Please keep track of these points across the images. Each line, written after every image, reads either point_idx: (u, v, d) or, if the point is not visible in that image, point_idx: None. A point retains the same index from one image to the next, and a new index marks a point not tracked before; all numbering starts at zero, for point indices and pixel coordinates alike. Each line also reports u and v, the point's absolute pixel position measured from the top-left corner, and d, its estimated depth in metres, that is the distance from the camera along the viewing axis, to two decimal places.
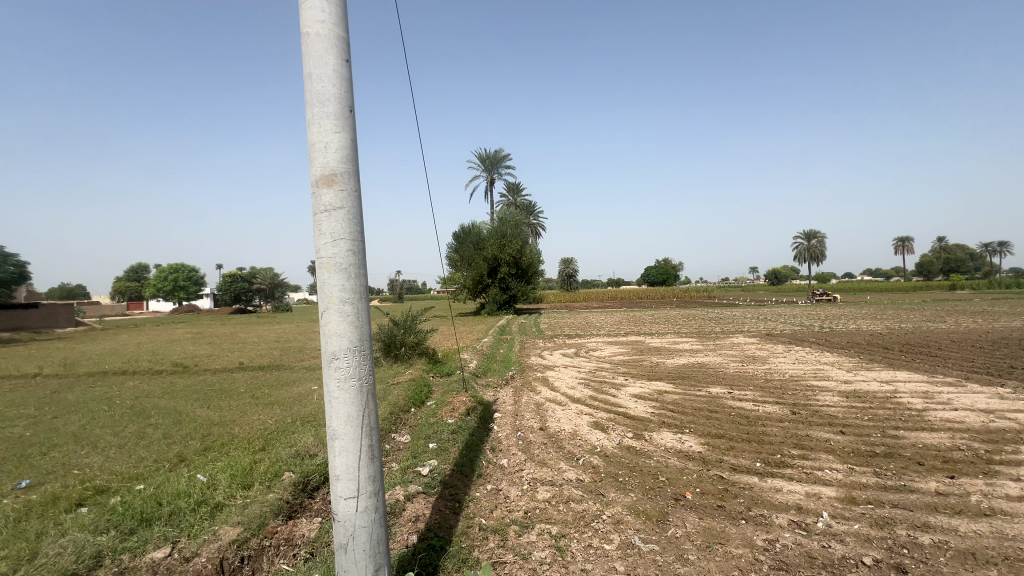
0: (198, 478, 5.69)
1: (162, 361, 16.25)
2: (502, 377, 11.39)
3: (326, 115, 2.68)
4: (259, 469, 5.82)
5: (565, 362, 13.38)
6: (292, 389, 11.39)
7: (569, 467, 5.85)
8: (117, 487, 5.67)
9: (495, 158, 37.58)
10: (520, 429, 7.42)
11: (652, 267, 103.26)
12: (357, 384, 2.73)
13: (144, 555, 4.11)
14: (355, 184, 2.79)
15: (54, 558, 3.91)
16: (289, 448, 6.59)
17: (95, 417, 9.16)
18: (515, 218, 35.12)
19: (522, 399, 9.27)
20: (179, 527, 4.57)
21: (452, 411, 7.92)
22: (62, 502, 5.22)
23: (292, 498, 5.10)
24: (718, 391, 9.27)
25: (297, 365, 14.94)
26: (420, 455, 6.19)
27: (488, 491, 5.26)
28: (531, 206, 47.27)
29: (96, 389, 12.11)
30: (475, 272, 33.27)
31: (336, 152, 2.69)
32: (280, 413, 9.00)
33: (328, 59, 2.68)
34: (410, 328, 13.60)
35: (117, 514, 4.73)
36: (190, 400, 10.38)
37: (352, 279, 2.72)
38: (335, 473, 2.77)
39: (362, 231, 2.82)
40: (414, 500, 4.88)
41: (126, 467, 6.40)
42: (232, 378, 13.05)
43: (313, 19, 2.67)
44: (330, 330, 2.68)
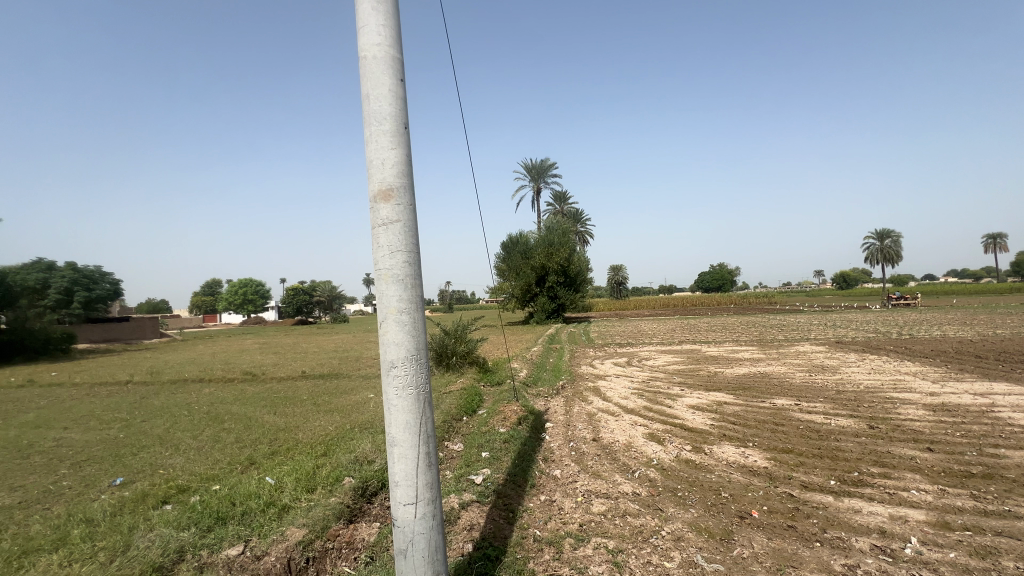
0: (267, 480, 6.03)
1: (234, 370, 17.42)
2: (553, 387, 11.28)
3: (383, 133, 2.79)
4: (322, 474, 6.08)
5: (617, 371, 13.10)
6: (350, 397, 11.85)
7: (624, 480, 5.69)
8: (197, 487, 6.12)
9: (542, 167, 37.74)
10: (573, 440, 7.31)
11: (707, 273, 99.51)
12: (414, 393, 2.79)
13: (221, 552, 4.39)
14: (411, 198, 2.88)
15: (143, 551, 4.29)
16: (349, 454, 6.86)
17: (177, 421, 9.94)
18: (562, 226, 35.00)
19: (574, 409, 9.12)
20: (252, 526, 4.84)
21: (503, 420, 7.95)
22: (150, 499, 5.70)
23: (352, 502, 5.28)
24: (783, 403, 8.72)
25: (354, 374, 15.54)
26: (473, 463, 6.24)
27: (542, 502, 5.20)
28: (579, 214, 46.88)
29: (178, 395, 13.17)
30: (523, 281, 33.35)
31: (393, 168, 2.80)
32: (340, 420, 9.37)
33: (384, 80, 2.81)
34: (460, 337, 13.83)
35: (198, 512, 5.09)
36: (259, 407, 11.01)
37: (409, 289, 2.80)
38: (394, 480, 2.84)
39: (418, 242, 2.90)
40: (469, 508, 4.92)
41: (204, 469, 6.89)
42: (296, 386, 13.80)
43: (370, 42, 2.81)
44: (389, 339, 2.77)
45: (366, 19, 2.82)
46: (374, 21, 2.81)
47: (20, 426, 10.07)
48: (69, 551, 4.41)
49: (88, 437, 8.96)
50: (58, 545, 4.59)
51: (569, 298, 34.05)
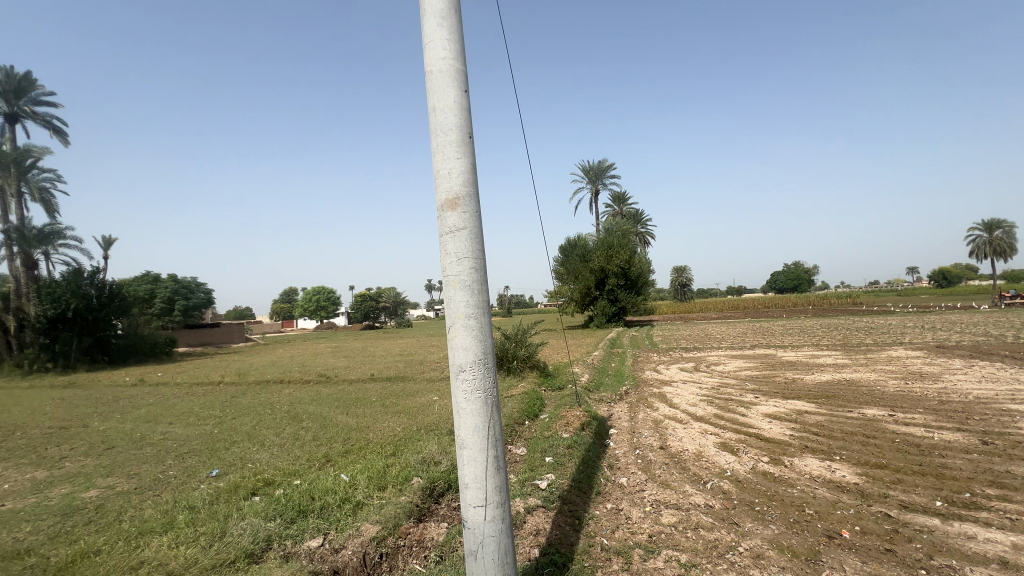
0: (342, 477, 6.38)
1: (310, 372, 18.61)
2: (616, 392, 11.02)
3: (449, 143, 2.88)
4: (392, 473, 6.34)
5: (683, 377, 12.58)
6: (415, 399, 12.25)
7: (695, 491, 5.43)
8: (281, 480, 6.60)
9: (600, 168, 37.18)
10: (639, 447, 7.10)
11: (781, 273, 93.27)
12: (482, 397, 2.83)
13: (303, 543, 4.69)
14: (476, 205, 2.94)
15: (237, 538, 4.69)
16: (417, 454, 7.09)
17: (261, 419, 10.78)
18: (622, 227, 34.26)
19: (639, 416, 8.85)
20: (330, 520, 5.13)
21: (566, 426, 7.87)
22: (241, 490, 6.21)
23: (421, 502, 5.44)
24: (874, 413, 7.96)
25: (419, 377, 16.07)
26: (537, 468, 6.24)
27: (608, 510, 5.08)
28: (639, 214, 45.65)
29: (262, 395, 14.27)
30: (582, 284, 32.92)
31: (459, 177, 2.87)
32: (407, 422, 9.72)
33: (449, 91, 2.89)
34: (521, 341, 13.91)
35: (282, 504, 5.48)
36: (333, 407, 11.68)
37: (475, 295, 2.85)
38: (464, 482, 2.89)
39: (483, 248, 2.95)
40: (534, 513, 4.92)
41: (286, 464, 7.42)
42: (365, 388, 14.48)
43: (436, 57, 2.92)
44: (457, 344, 2.84)
45: (432, 35, 2.93)
46: (439, 36, 2.91)
47: (135, 420, 11.36)
48: (176, 534, 4.91)
49: (189, 432, 9.95)
50: (166, 529, 5.12)
51: (631, 301, 33.20)
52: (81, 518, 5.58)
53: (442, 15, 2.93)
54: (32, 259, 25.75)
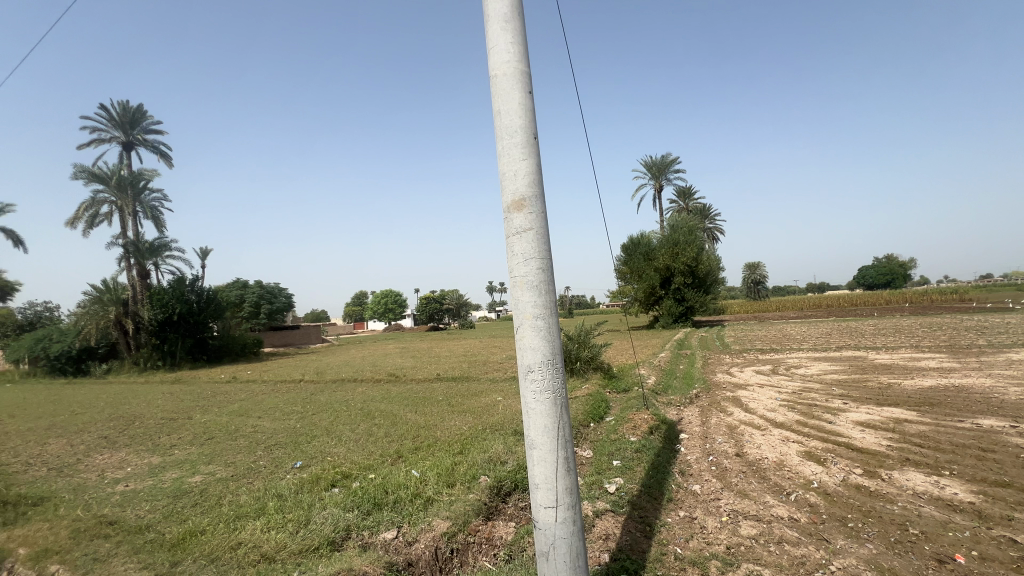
0: (413, 473, 6.62)
1: (381, 371, 19.55)
2: (685, 395, 10.57)
3: (515, 146, 2.90)
4: (460, 470, 6.49)
5: (760, 380, 11.80)
6: (480, 399, 12.46)
7: (777, 502, 5.07)
8: (357, 474, 6.97)
9: (664, 163, 35.89)
10: (712, 454, 6.75)
11: (870, 267, 85.03)
12: (551, 398, 2.82)
13: (378, 534, 4.91)
14: (543, 206, 2.94)
15: (320, 526, 5.02)
16: (483, 453, 7.21)
17: (337, 416, 11.45)
18: (688, 223, 32.83)
19: (711, 421, 8.41)
20: (403, 514, 5.33)
21: (633, 429, 7.67)
22: (322, 482, 6.64)
23: (489, 500, 5.52)
24: (992, 424, 7.01)
25: (483, 377, 16.35)
26: (604, 471, 6.12)
27: (681, 518, 4.87)
28: (706, 209, 43.58)
29: (338, 393, 15.19)
30: (646, 283, 31.95)
31: (525, 178, 2.88)
32: (472, 421, 9.91)
33: (514, 94, 2.91)
34: (584, 342, 13.73)
35: (359, 497, 5.79)
36: (403, 406, 12.18)
37: (543, 296, 2.85)
38: (534, 482, 2.90)
39: (550, 248, 2.94)
40: (603, 517, 4.83)
41: (361, 458, 7.83)
42: (432, 387, 14.96)
43: (501, 60, 2.94)
44: (526, 345, 2.85)
45: (496, 39, 2.97)
46: (503, 40, 2.94)
47: (229, 414, 12.51)
48: (267, 519, 5.33)
49: (275, 426, 10.80)
50: (258, 514, 5.57)
51: (699, 300, 31.75)
52: (188, 500, 6.23)
53: (505, 19, 2.96)
54: (144, 269, 29.14)
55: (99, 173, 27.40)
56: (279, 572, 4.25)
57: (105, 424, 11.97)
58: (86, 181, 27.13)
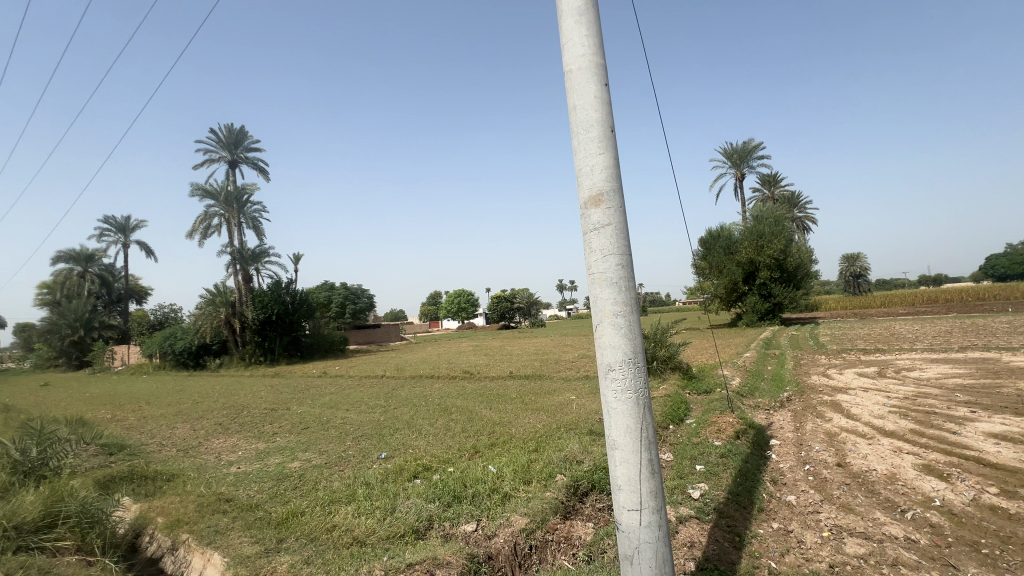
0: (490, 468, 6.75)
1: (456, 368, 20.22)
2: (775, 398, 9.82)
3: (591, 140, 2.85)
4: (536, 468, 6.53)
5: (864, 384, 10.65)
6: (553, 397, 12.45)
7: (890, 520, 4.54)
8: (437, 466, 7.25)
9: (745, 150, 33.56)
10: (809, 462, 6.20)
11: (1002, 256, 73.46)
12: (633, 399, 2.74)
13: (459, 526, 5.06)
14: (621, 201, 2.86)
15: (405, 515, 5.29)
16: (559, 452, 7.19)
17: (417, 410, 12.01)
18: (774, 213, 30.47)
19: (807, 426, 7.74)
20: (482, 508, 5.45)
21: (718, 432, 7.26)
22: (405, 473, 6.99)
23: (566, 499, 5.50)
24: None
25: (556, 375, 16.31)
26: (686, 476, 5.84)
27: (774, 531, 4.52)
28: (794, 196, 40.19)
29: (416, 388, 15.93)
30: (727, 278, 30.08)
31: (602, 172, 2.83)
32: (546, 420, 9.91)
33: (591, 87, 2.86)
34: (660, 341, 13.23)
35: (440, 489, 6.01)
36: (478, 402, 12.50)
37: (623, 292, 2.78)
38: (617, 483, 2.83)
39: (630, 243, 2.86)
40: (687, 523, 4.63)
41: (441, 452, 8.14)
42: (505, 385, 15.19)
43: (575, 55, 2.91)
44: (606, 343, 2.79)
45: (570, 34, 2.94)
46: (578, 34, 2.91)
47: (321, 406, 13.58)
48: (357, 506, 5.71)
49: (362, 418, 11.54)
50: (349, 500, 5.99)
51: (788, 296, 29.42)
52: (289, 483, 6.84)
53: (579, 13, 2.92)
54: (248, 274, 32.42)
55: (210, 189, 30.91)
56: (370, 554, 4.53)
57: (220, 411, 13.49)
58: (200, 198, 30.69)
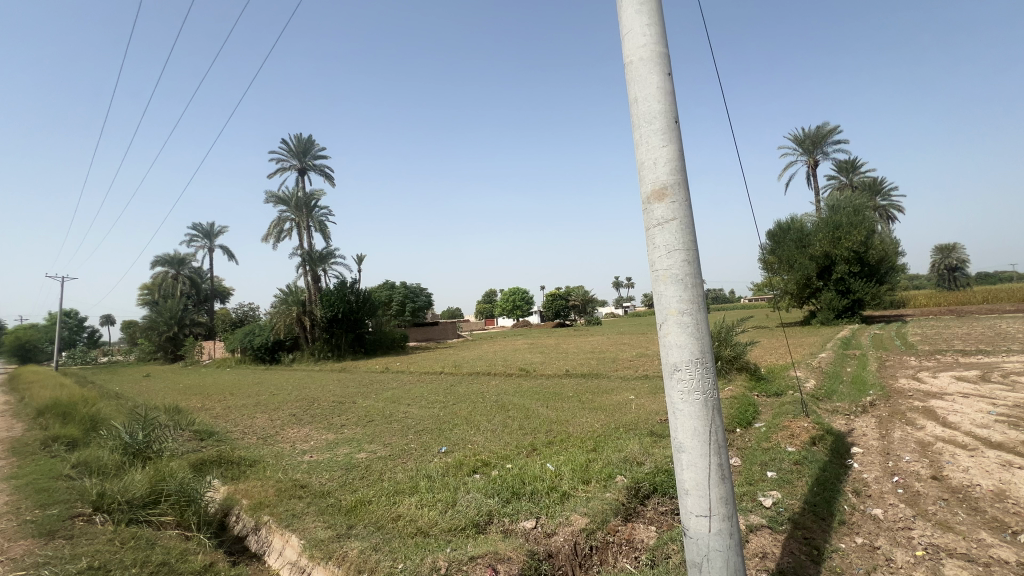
0: (548, 466, 6.74)
1: (512, 366, 20.39)
2: (856, 402, 9.07)
3: (654, 132, 2.76)
4: (595, 468, 6.45)
5: (964, 389, 9.59)
6: (611, 397, 12.23)
7: (998, 542, 4.05)
8: (496, 462, 7.36)
9: (820, 134, 31.19)
10: (898, 474, 5.66)
11: None
12: (701, 399, 2.63)
13: (518, 522, 5.10)
14: (686, 194, 2.75)
15: (466, 508, 5.41)
16: (618, 452, 7.06)
17: (475, 406, 12.24)
18: (853, 201, 28.10)
19: (894, 434, 7.07)
20: (540, 506, 5.46)
21: (791, 438, 6.82)
22: (465, 467, 7.14)
23: (627, 500, 5.38)
24: None
25: (613, 374, 16.00)
26: (756, 482, 5.54)
27: (858, 546, 4.18)
28: (877, 183, 36.86)
29: (474, 385, 16.25)
30: (799, 273, 28.11)
31: (665, 165, 2.73)
32: (605, 419, 9.76)
33: (653, 77, 2.77)
34: (725, 341, 12.63)
35: (499, 485, 6.08)
36: (535, 400, 12.53)
37: (689, 289, 2.67)
38: (684, 488, 2.74)
39: (696, 239, 2.75)
40: (758, 533, 4.39)
41: (499, 448, 8.25)
42: (561, 383, 15.10)
43: (636, 45, 2.84)
44: (671, 341, 2.70)
45: (631, 24, 2.87)
46: (638, 24, 2.83)
47: (384, 400, 14.19)
48: (420, 497, 5.92)
49: (423, 413, 11.94)
50: (412, 491, 6.22)
51: (870, 291, 27.00)
52: (357, 473, 7.21)
53: (639, 2, 2.84)
54: (316, 274, 34.46)
55: (283, 196, 33.17)
56: (434, 545, 4.67)
57: (294, 403, 14.45)
58: (275, 204, 33.00)
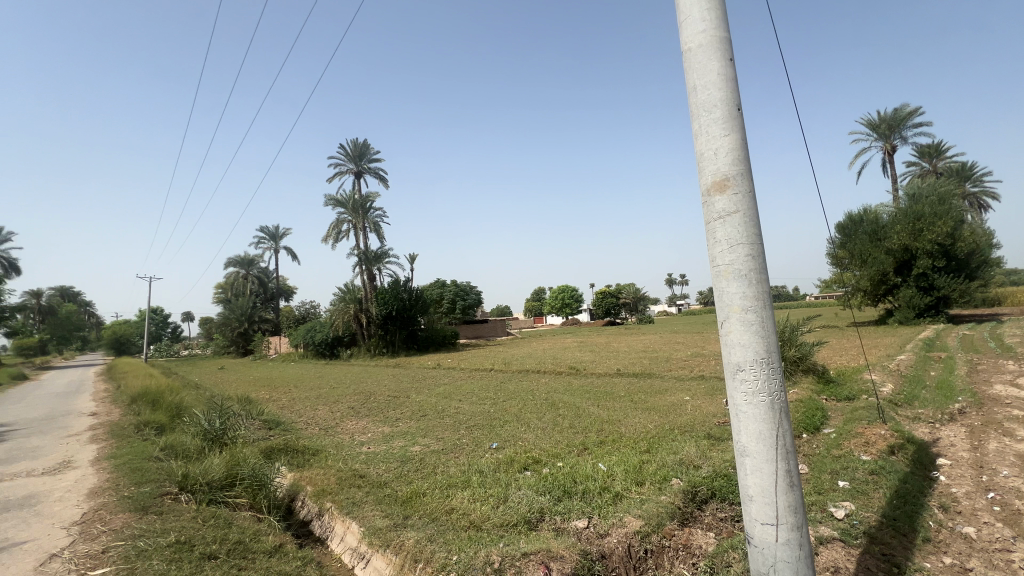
0: (600, 466, 6.65)
1: (562, 364, 20.27)
2: (941, 409, 8.29)
3: (714, 121, 2.64)
4: (649, 470, 6.29)
5: None
6: (665, 397, 11.89)
7: None
8: (546, 460, 7.34)
9: (898, 117, 28.66)
10: (994, 490, 5.11)
11: None
12: (767, 401, 2.49)
13: (570, 522, 5.06)
14: (750, 184, 2.61)
15: (517, 505, 5.45)
16: (673, 455, 6.84)
17: (525, 404, 12.28)
18: (938, 189, 25.65)
19: (988, 446, 6.38)
20: (593, 506, 5.39)
21: (866, 446, 6.34)
22: (515, 464, 7.19)
23: (683, 504, 5.19)
24: None
25: (667, 375, 15.52)
26: (826, 492, 5.19)
27: (946, 567, 3.81)
28: (966, 167, 33.40)
29: (524, 382, 16.32)
30: (874, 269, 26.01)
31: (727, 155, 2.60)
32: (659, 420, 9.51)
33: (713, 64, 2.65)
34: (790, 340, 11.92)
35: (550, 483, 6.07)
36: (586, 398, 12.41)
37: (754, 285, 2.54)
38: (748, 494, 2.61)
39: (760, 232, 2.60)
40: (829, 545, 4.11)
41: (550, 446, 8.22)
42: (613, 382, 14.84)
43: (694, 32, 2.73)
44: (734, 340, 2.58)
45: (689, 10, 2.76)
46: (697, 10, 2.72)
47: (437, 396, 14.55)
48: (472, 492, 6.02)
49: (474, 409, 12.13)
50: (464, 485, 6.34)
51: (958, 288, 24.57)
52: (412, 465, 7.43)
53: None
54: (372, 273, 35.83)
55: (341, 199, 34.75)
56: (487, 539, 4.74)
57: (351, 397, 15.13)
58: (333, 207, 34.64)
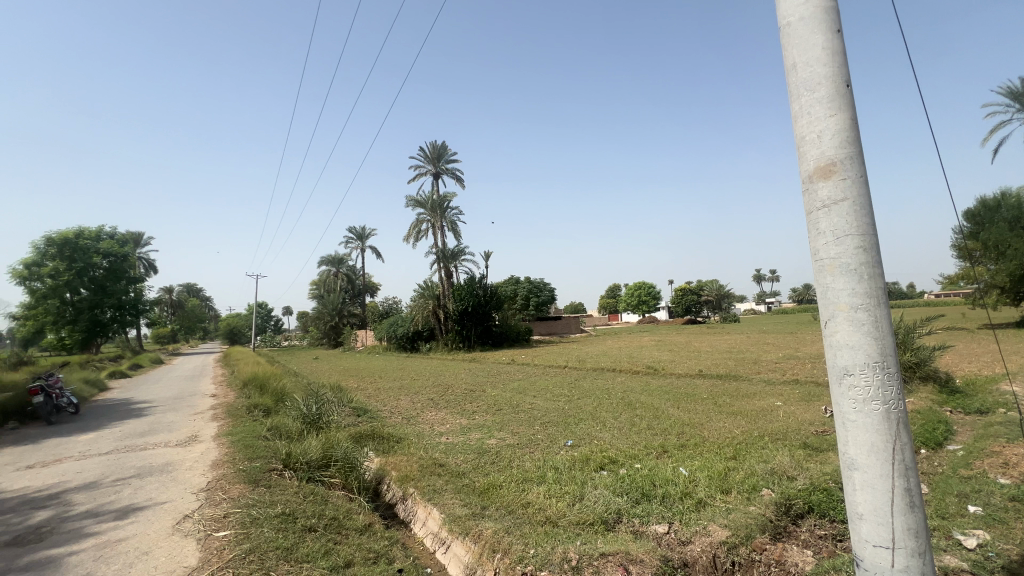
0: (681, 470, 6.38)
1: (639, 363, 19.63)
2: None
3: (818, 100, 2.40)
4: (735, 477, 5.91)
5: None
6: (754, 401, 11.07)
7: None
8: (624, 461, 7.17)
9: None
10: None
11: None
12: (882, 409, 2.23)
13: (649, 525, 4.91)
14: (861, 168, 2.35)
15: (594, 504, 5.37)
16: (763, 463, 6.39)
17: (600, 402, 12.08)
18: None
19: None
20: (673, 511, 5.18)
21: (1004, 468, 5.46)
22: (591, 463, 7.09)
23: (776, 517, 4.81)
24: None
25: (755, 377, 14.47)
26: (952, 517, 4.56)
27: None
28: None
29: (599, 381, 16.03)
30: (1013, 262, 22.20)
31: (833, 138, 2.36)
32: (746, 425, 8.89)
33: (816, 38, 2.42)
34: (905, 344, 10.57)
35: (628, 484, 5.93)
36: (664, 400, 11.93)
37: (866, 281, 2.28)
38: (856, 512, 2.35)
39: (873, 221, 2.33)
40: None
41: (627, 446, 8.03)
42: (694, 384, 14.13)
43: (794, 5, 2.52)
44: (841, 342, 2.33)
45: None
46: None
47: (511, 391, 14.76)
48: (547, 487, 6.05)
49: (548, 405, 12.16)
50: (540, 481, 6.38)
51: None
52: (488, 457, 7.62)
53: None
54: (449, 270, 37.15)
55: (421, 199, 36.35)
56: (563, 536, 4.73)
57: (431, 389, 15.81)
58: (413, 207, 36.35)
